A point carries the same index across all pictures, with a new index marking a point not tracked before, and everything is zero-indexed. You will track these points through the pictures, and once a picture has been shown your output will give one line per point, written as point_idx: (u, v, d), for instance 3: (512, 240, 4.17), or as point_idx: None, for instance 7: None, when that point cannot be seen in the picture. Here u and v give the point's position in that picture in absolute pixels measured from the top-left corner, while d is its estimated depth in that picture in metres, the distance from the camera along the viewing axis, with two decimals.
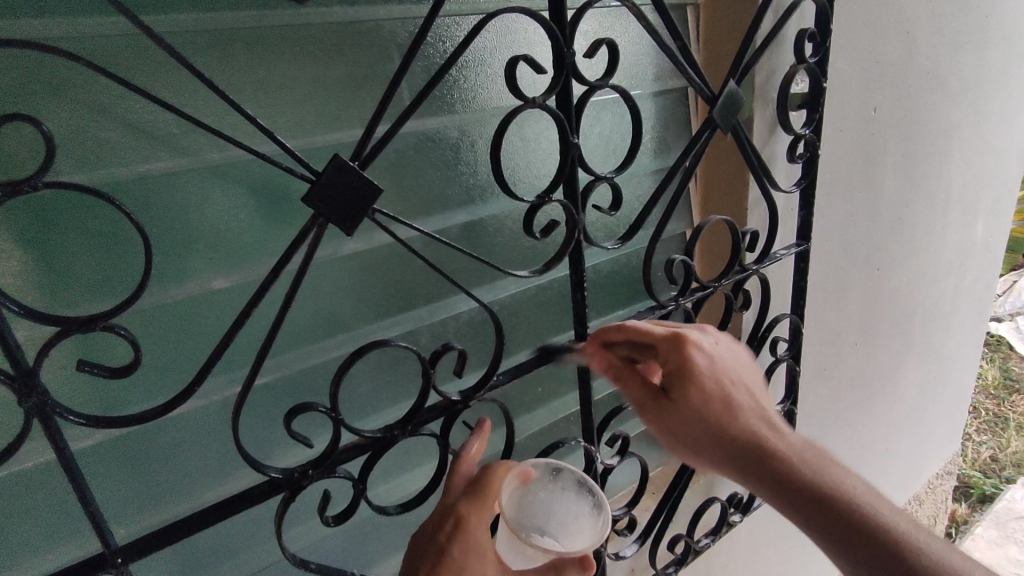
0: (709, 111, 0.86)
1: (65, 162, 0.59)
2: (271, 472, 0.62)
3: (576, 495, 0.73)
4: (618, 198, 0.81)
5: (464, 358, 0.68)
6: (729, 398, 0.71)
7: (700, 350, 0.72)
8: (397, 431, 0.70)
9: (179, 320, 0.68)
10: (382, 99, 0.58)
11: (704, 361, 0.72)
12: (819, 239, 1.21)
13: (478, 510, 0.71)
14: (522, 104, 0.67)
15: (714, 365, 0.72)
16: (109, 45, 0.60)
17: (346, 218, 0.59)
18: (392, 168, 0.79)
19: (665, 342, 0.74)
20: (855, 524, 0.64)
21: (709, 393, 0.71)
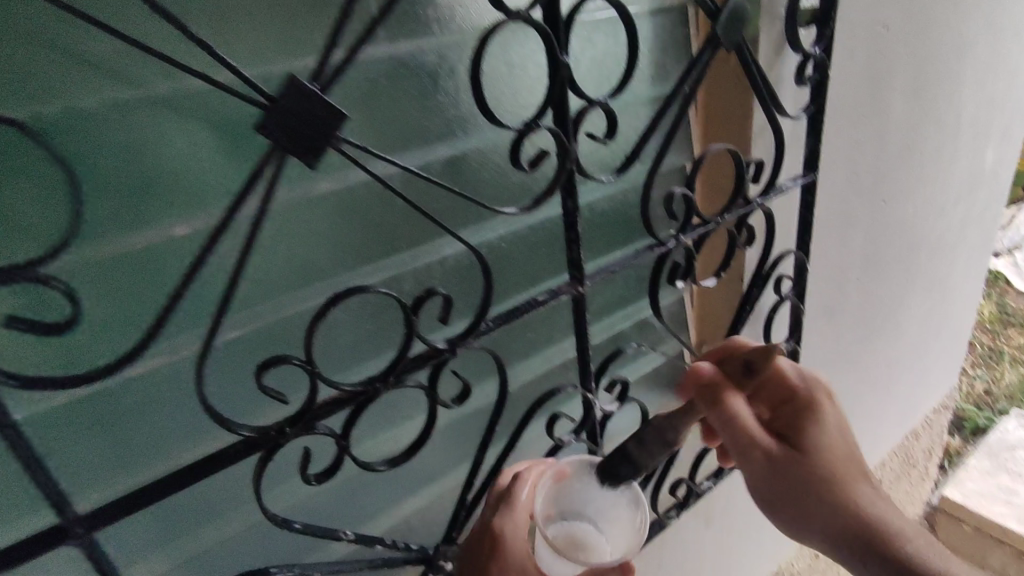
0: (711, 27, 0.80)
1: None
2: (241, 428, 0.58)
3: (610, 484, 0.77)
4: (611, 128, 0.76)
5: (448, 304, 0.69)
6: (844, 454, 0.84)
7: (832, 411, 0.88)
8: (379, 384, 0.66)
9: (136, 273, 0.62)
10: (342, 13, 0.53)
11: (819, 418, 0.86)
12: (826, 170, 1.15)
13: (509, 517, 0.77)
14: (505, 17, 0.60)
15: (833, 422, 0.87)
16: None
17: (306, 149, 0.54)
18: (366, 98, 0.72)
19: (811, 392, 0.88)
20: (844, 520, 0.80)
21: (836, 445, 0.85)
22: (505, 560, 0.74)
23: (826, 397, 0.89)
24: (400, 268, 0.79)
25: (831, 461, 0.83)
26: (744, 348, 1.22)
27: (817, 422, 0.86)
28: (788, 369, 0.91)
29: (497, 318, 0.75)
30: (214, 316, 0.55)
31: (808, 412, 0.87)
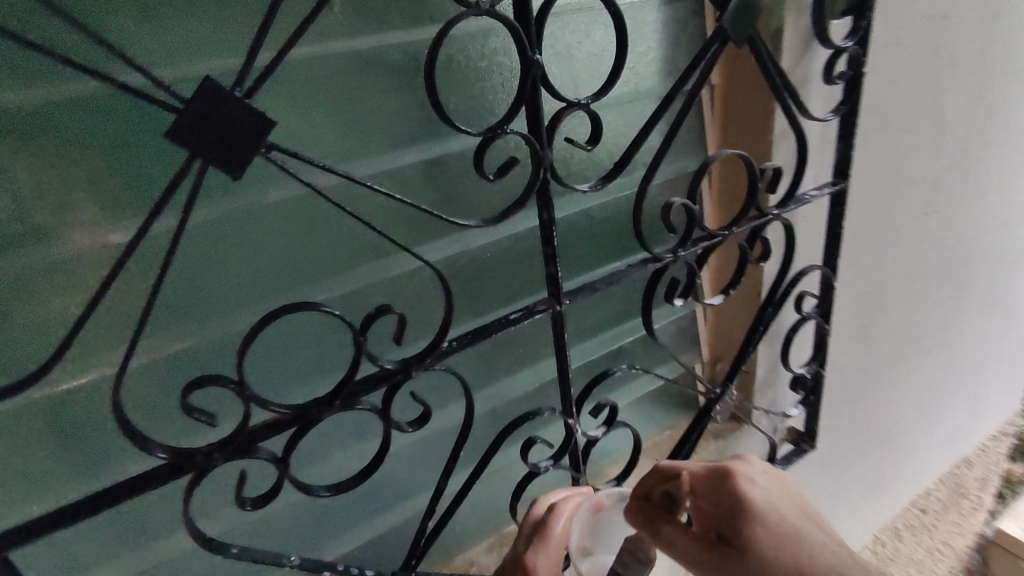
0: (717, 19, 0.71)
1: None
2: (158, 450, 0.54)
3: None
4: (595, 135, 0.69)
5: (403, 324, 0.64)
6: (785, 526, 0.77)
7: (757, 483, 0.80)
8: (324, 407, 0.62)
9: (76, 281, 0.60)
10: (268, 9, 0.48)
11: (749, 496, 0.78)
12: (863, 177, 1.03)
13: (541, 550, 0.77)
14: (463, 12, 0.56)
15: (765, 495, 0.79)
16: None
17: (230, 158, 0.49)
18: (323, 100, 0.67)
19: (731, 482, 0.79)
20: None
21: (774, 522, 0.77)
22: None
23: (746, 478, 0.80)
24: (357, 283, 0.74)
25: (772, 541, 0.75)
26: (762, 368, 1.13)
27: (751, 504, 0.78)
28: (698, 467, 0.81)
29: (460, 338, 0.69)
30: (133, 335, 0.51)
31: (738, 502, 0.78)
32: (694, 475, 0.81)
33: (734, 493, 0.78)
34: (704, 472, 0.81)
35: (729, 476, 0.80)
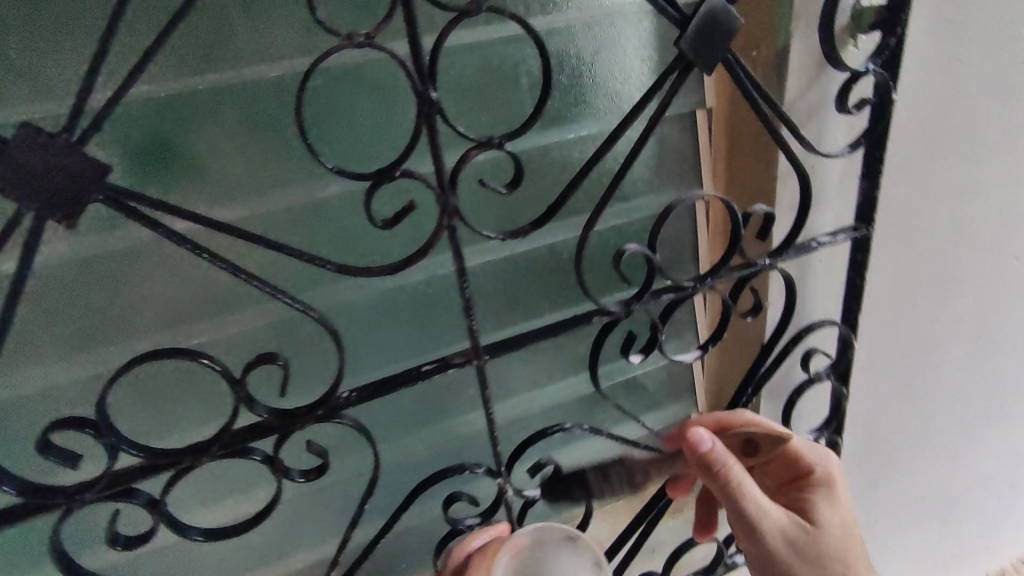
0: (676, 42, 0.59)
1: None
2: (7, 484, 0.53)
3: (574, 553, 0.64)
4: (519, 177, 0.61)
5: (288, 374, 0.60)
6: (849, 530, 0.76)
7: (826, 472, 0.79)
8: (199, 456, 0.59)
9: None
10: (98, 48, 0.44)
11: (831, 498, 0.78)
12: (910, 221, 0.85)
13: None
14: (338, 42, 0.49)
15: (841, 503, 0.78)
16: None
17: (59, 206, 0.46)
18: (223, 127, 0.61)
19: (823, 470, 0.79)
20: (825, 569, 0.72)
21: (842, 519, 0.77)
22: None
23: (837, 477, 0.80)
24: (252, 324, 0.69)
25: (838, 542, 0.74)
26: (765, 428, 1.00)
27: (826, 502, 0.77)
28: (799, 442, 0.81)
29: (359, 390, 0.64)
30: None
31: (819, 492, 0.78)
32: (800, 457, 0.80)
33: (819, 481, 0.79)
34: (818, 462, 0.80)
35: (825, 466, 0.80)
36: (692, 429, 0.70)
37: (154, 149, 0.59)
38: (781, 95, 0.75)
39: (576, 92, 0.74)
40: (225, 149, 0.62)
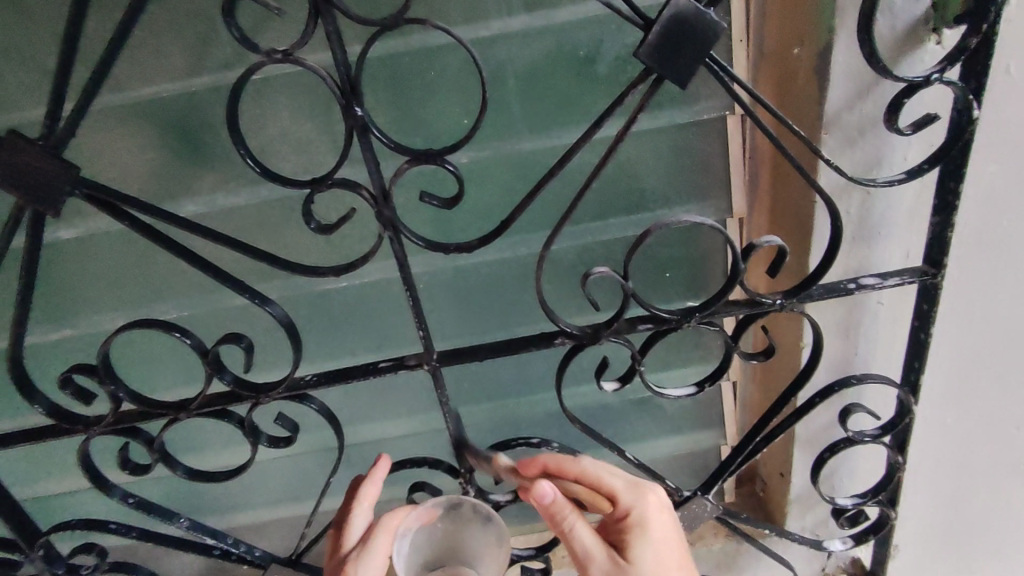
0: (636, 52, 0.52)
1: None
2: (40, 406, 0.67)
3: (484, 525, 0.67)
4: (462, 193, 0.59)
5: (252, 353, 0.66)
6: (675, 568, 0.65)
7: (654, 548, 0.65)
8: (183, 410, 0.69)
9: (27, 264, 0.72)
10: (61, 69, 0.51)
11: (648, 533, 0.66)
12: (1008, 271, 0.68)
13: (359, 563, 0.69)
14: (263, 60, 0.51)
15: (662, 538, 0.66)
16: None
17: (43, 201, 0.55)
18: (220, 121, 0.68)
19: (639, 508, 0.66)
20: None
21: (665, 554, 0.65)
22: None
23: (658, 508, 0.67)
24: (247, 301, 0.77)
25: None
26: (800, 478, 0.89)
27: (646, 535, 0.66)
28: (616, 482, 0.67)
29: (318, 375, 0.69)
30: (18, 325, 0.63)
31: (636, 529, 0.66)
32: (615, 497, 0.67)
33: (635, 522, 0.66)
34: (631, 500, 0.67)
35: (641, 503, 0.67)
36: (536, 481, 0.64)
37: (161, 138, 0.68)
38: (821, 105, 0.62)
39: (572, 94, 0.68)
40: (224, 142, 0.69)
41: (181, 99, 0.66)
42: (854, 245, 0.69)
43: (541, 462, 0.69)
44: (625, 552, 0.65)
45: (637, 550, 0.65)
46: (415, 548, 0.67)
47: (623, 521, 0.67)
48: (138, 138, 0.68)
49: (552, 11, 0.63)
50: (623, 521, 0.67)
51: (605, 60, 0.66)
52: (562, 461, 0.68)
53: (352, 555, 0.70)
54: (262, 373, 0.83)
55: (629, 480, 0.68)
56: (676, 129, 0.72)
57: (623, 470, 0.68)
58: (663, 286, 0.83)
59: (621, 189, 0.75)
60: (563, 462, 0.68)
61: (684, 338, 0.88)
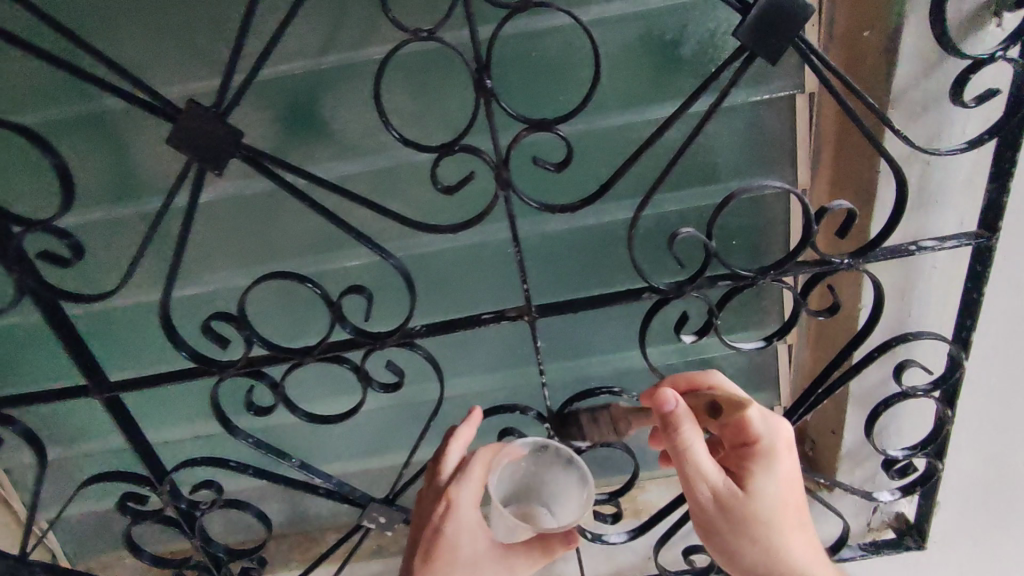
0: (734, 32, 0.59)
1: (22, 92, 0.71)
2: (184, 351, 0.76)
3: (565, 469, 0.77)
4: (570, 158, 0.67)
5: (371, 304, 0.74)
6: (787, 498, 0.74)
7: (769, 480, 0.72)
8: (306, 355, 0.77)
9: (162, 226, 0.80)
10: (237, 44, 0.59)
11: (773, 469, 0.72)
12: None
13: (456, 486, 0.78)
14: (411, 38, 0.59)
15: (783, 475, 0.73)
16: None
17: (208, 158, 0.63)
18: (344, 97, 0.76)
19: (768, 442, 0.72)
20: (715, 532, 0.74)
21: (779, 486, 0.73)
22: (441, 531, 0.79)
23: (786, 444, 0.73)
24: (356, 261, 0.85)
25: (771, 510, 0.72)
26: (853, 434, 0.96)
27: (768, 466, 0.72)
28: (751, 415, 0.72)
29: (427, 325, 0.77)
30: (172, 274, 0.71)
31: (761, 460, 0.72)
32: (748, 429, 0.72)
33: (763, 454, 0.72)
34: (764, 433, 0.72)
35: (771, 437, 0.72)
36: (663, 392, 0.66)
37: (291, 112, 0.77)
38: (890, 82, 0.69)
39: (659, 73, 0.75)
40: (344, 115, 0.77)
41: (310, 77, 0.75)
42: (914, 211, 0.76)
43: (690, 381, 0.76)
44: (742, 481, 0.72)
45: (754, 480, 0.72)
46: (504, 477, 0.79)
47: (743, 449, 0.73)
48: (269, 112, 0.76)
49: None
50: (747, 452, 0.73)
51: (690, 42, 0.73)
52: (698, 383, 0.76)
53: (452, 481, 0.79)
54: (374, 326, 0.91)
55: (763, 414, 0.72)
56: (750, 105, 0.79)
57: (761, 405, 0.72)
58: (731, 252, 0.90)
59: (698, 161, 0.82)
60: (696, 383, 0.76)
61: (747, 301, 0.95)
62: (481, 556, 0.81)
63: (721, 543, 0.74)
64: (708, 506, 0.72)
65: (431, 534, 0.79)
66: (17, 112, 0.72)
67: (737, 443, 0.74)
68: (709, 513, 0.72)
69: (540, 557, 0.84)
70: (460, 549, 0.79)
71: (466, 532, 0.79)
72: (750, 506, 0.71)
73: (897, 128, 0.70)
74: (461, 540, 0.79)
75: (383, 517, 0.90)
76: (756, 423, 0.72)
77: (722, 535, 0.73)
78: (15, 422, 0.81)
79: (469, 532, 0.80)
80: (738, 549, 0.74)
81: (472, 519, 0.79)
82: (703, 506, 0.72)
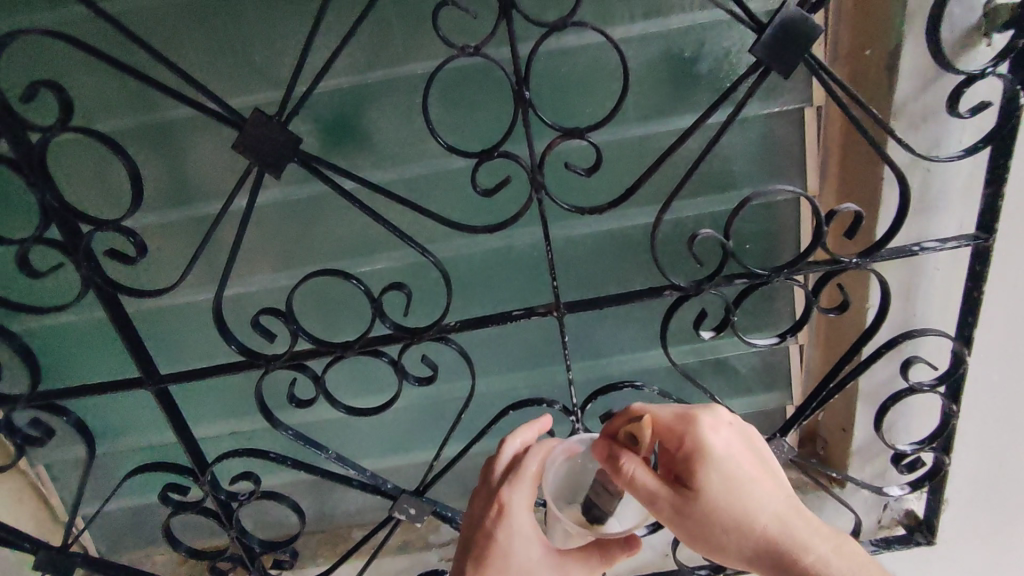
0: (750, 49, 0.65)
1: (95, 104, 0.77)
2: (234, 344, 0.81)
3: None
4: (599, 164, 0.73)
5: (409, 299, 0.79)
6: (743, 484, 0.72)
7: (717, 467, 0.72)
8: (347, 349, 0.82)
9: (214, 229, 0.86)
10: (300, 60, 0.65)
11: (709, 456, 0.72)
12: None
13: (510, 488, 0.79)
14: (458, 54, 0.65)
15: (723, 459, 0.72)
16: (143, 18, 0.73)
17: (269, 163, 0.69)
18: (387, 110, 0.82)
19: (692, 432, 0.73)
20: (703, 537, 0.72)
21: (733, 469, 0.72)
22: (495, 535, 0.78)
23: (713, 426, 0.74)
24: (393, 262, 0.90)
25: (732, 495, 0.71)
26: (863, 430, 1.00)
27: (709, 457, 0.72)
28: (664, 418, 0.75)
29: (461, 321, 0.82)
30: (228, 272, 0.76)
31: (697, 455, 0.72)
32: (665, 430, 0.74)
33: (693, 449, 0.73)
34: (686, 426, 0.73)
35: (693, 427, 0.73)
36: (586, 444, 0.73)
37: (339, 123, 0.83)
38: (892, 94, 0.75)
39: (679, 88, 0.81)
40: (387, 126, 0.83)
41: (357, 92, 0.81)
42: (915, 214, 0.82)
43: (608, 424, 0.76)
44: (692, 484, 0.72)
45: (703, 474, 0.72)
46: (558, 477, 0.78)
47: (682, 452, 0.73)
48: (317, 123, 0.83)
49: (665, 19, 0.77)
50: (684, 451, 0.73)
51: (707, 60, 0.80)
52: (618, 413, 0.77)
53: (505, 483, 0.79)
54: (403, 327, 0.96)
55: (673, 411, 0.75)
56: (761, 118, 0.85)
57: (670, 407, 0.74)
58: (745, 255, 0.95)
59: (714, 170, 0.88)
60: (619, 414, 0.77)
61: (759, 303, 1.00)
62: (536, 563, 0.80)
63: (715, 543, 0.72)
64: (675, 517, 0.71)
65: (483, 539, 0.79)
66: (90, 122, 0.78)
67: (676, 451, 0.74)
68: (681, 521, 0.71)
69: (599, 565, 0.81)
70: (513, 556, 0.78)
71: (519, 538, 0.79)
72: (705, 504, 0.71)
73: (898, 137, 0.76)
74: (515, 547, 0.79)
75: (413, 508, 0.93)
76: (674, 422, 0.74)
77: (704, 539, 0.72)
78: (69, 414, 0.86)
79: (522, 537, 0.79)
80: (727, 539, 0.71)
81: (524, 522, 0.79)
82: (671, 518, 0.71)
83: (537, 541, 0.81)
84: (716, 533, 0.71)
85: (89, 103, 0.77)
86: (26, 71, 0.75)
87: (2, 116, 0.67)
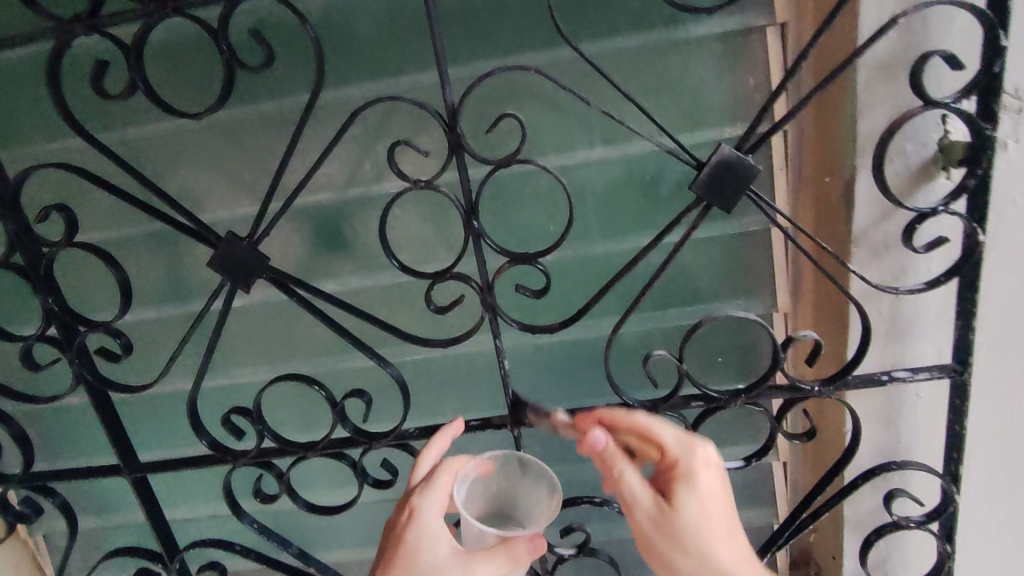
0: (690, 185, 0.67)
1: (103, 217, 0.86)
2: (205, 440, 0.84)
3: (535, 479, 0.75)
4: (549, 286, 0.75)
5: (369, 406, 0.81)
6: (714, 519, 0.70)
7: (697, 497, 0.69)
8: (309, 450, 0.84)
9: (200, 326, 0.92)
10: (270, 190, 0.71)
11: (695, 486, 0.69)
12: None
13: (421, 494, 0.72)
14: (412, 185, 0.70)
15: (706, 491, 0.69)
16: (149, 146, 0.82)
17: (239, 279, 0.74)
18: (362, 222, 0.87)
19: (687, 462, 0.70)
20: (656, 553, 0.72)
21: (709, 504, 0.69)
22: (405, 535, 0.71)
23: (709, 463, 0.70)
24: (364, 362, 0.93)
25: (700, 528, 0.69)
26: (852, 561, 0.93)
27: (693, 485, 0.70)
28: (667, 440, 0.70)
29: (419, 428, 0.84)
30: (202, 372, 0.80)
31: (682, 478, 0.70)
32: (665, 450, 0.71)
33: (682, 474, 0.70)
34: (682, 455, 0.70)
35: (690, 457, 0.70)
36: (590, 429, 0.70)
37: (318, 233, 0.88)
38: (849, 226, 0.75)
39: (641, 208, 0.83)
40: (362, 236, 0.88)
41: (335, 206, 0.87)
42: (886, 342, 0.79)
43: (593, 415, 0.75)
44: (668, 506, 0.70)
45: (682, 499, 0.70)
46: (474, 488, 0.77)
47: (668, 471, 0.71)
48: (299, 232, 0.88)
49: (625, 146, 0.80)
50: (673, 474, 0.71)
51: (668, 183, 0.82)
52: (616, 414, 0.73)
53: (418, 488, 0.73)
54: (372, 426, 0.98)
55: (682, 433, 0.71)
56: (725, 237, 0.85)
57: (679, 426, 0.71)
58: (717, 369, 0.93)
59: (681, 284, 0.88)
60: (613, 414, 0.73)
61: (737, 420, 0.97)
62: (446, 567, 0.70)
63: (670, 565, 0.71)
64: (638, 526, 0.71)
65: (393, 540, 0.72)
66: (99, 233, 0.87)
67: (666, 466, 0.72)
68: (645, 534, 0.71)
69: (505, 567, 0.70)
70: (421, 558, 0.70)
71: (428, 538, 0.71)
72: (675, 526, 0.69)
73: (858, 268, 0.75)
74: (422, 548, 0.70)
75: None
76: (675, 448, 0.70)
77: (660, 557, 0.72)
78: (55, 494, 0.91)
79: (432, 535, 0.71)
80: (680, 567, 0.71)
81: (436, 524, 0.71)
82: (636, 527, 0.71)
83: (449, 542, 0.72)
84: (671, 556, 0.71)
85: (101, 219, 0.86)
86: (46, 190, 0.85)
87: (18, 234, 0.75)
